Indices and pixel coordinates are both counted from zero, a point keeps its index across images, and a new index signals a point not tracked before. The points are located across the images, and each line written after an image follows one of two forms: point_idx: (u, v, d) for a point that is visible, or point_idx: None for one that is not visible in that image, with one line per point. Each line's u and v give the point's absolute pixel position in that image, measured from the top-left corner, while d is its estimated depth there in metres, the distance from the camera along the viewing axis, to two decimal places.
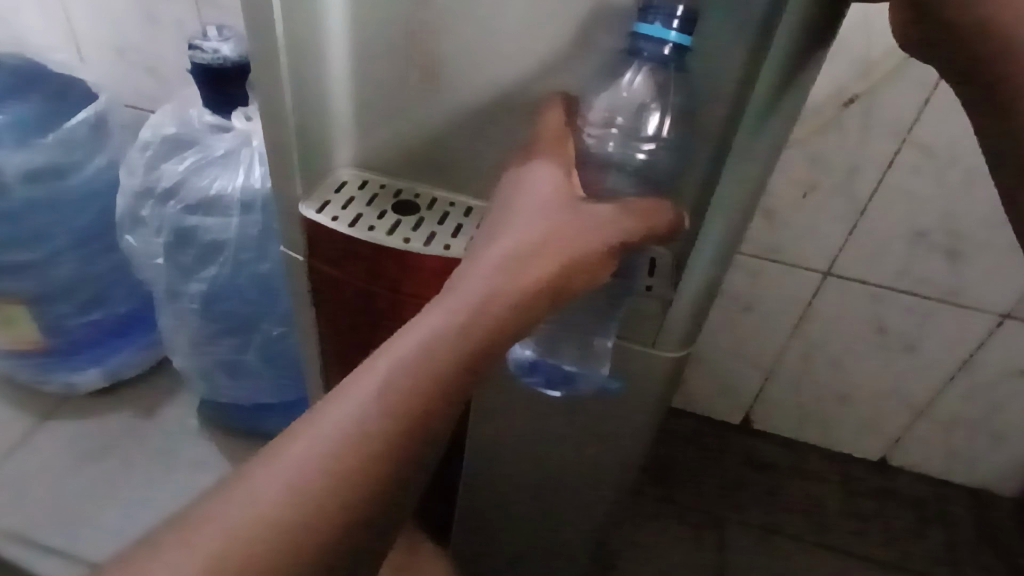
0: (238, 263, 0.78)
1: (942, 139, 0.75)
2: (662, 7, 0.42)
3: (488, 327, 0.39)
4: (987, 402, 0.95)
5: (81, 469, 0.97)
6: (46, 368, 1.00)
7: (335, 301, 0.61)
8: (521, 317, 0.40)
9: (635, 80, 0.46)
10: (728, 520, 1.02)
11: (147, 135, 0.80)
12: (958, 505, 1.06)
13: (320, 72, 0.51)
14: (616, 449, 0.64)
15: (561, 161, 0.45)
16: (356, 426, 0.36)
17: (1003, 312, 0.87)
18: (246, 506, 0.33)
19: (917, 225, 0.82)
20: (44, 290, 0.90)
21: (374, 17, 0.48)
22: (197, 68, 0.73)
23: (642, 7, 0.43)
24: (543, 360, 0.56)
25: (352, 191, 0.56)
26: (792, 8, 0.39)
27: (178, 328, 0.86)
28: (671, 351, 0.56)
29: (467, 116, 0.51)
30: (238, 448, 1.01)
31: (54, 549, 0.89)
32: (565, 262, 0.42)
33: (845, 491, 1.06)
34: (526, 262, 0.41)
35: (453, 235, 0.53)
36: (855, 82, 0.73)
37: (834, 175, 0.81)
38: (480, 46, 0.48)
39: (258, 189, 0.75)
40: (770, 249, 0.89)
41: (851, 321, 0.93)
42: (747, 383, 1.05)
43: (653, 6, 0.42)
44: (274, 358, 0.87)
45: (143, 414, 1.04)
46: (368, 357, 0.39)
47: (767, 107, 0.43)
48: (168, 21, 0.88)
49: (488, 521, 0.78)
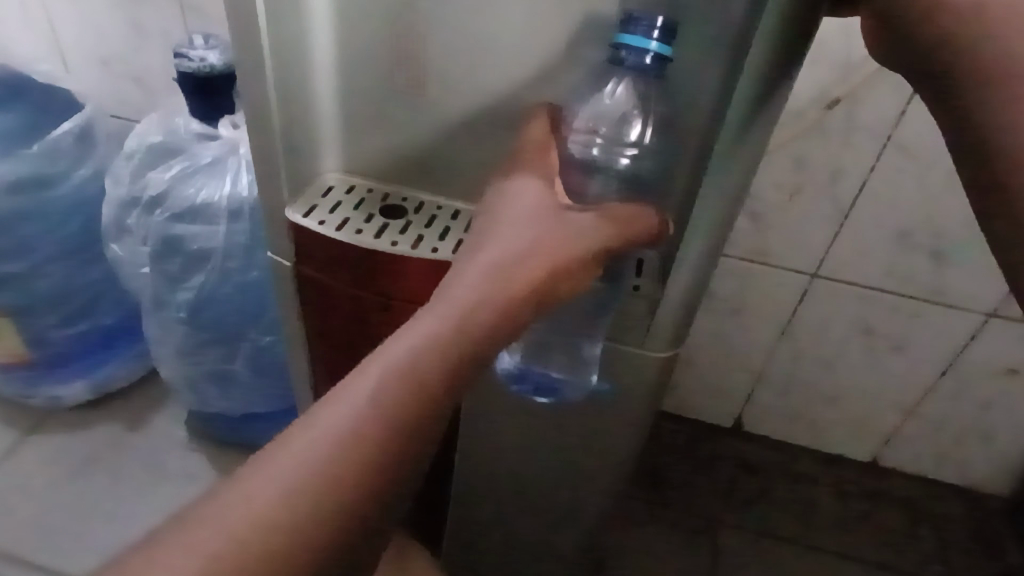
0: (226, 272, 0.78)
1: (924, 140, 0.76)
2: (642, 17, 0.42)
3: (477, 336, 0.39)
4: (975, 401, 0.96)
5: (68, 482, 0.96)
6: (33, 381, 1.00)
7: (323, 309, 0.61)
8: (509, 325, 0.40)
9: (616, 90, 0.46)
10: (721, 523, 1.01)
11: (133, 144, 0.80)
12: (949, 505, 1.06)
13: (301, 81, 0.50)
14: (605, 453, 0.64)
15: (545, 172, 0.45)
16: (349, 431, 0.35)
17: (988, 311, 0.87)
18: (238, 511, 0.33)
19: (902, 226, 0.83)
20: (29, 301, 0.89)
21: (358, 28, 0.48)
22: (182, 77, 0.73)
23: (623, 18, 0.43)
24: (529, 368, 0.58)
25: (339, 195, 0.55)
26: (768, 12, 0.39)
27: (165, 338, 0.85)
28: (660, 351, 0.56)
29: (452, 123, 0.51)
30: (228, 459, 1.01)
31: (42, 565, 0.88)
32: (552, 270, 0.42)
33: (837, 492, 1.07)
34: (515, 270, 0.41)
35: (440, 239, 0.53)
36: (838, 85, 0.74)
37: (819, 178, 0.81)
38: (462, 56, 0.48)
39: (245, 197, 0.75)
40: (758, 252, 0.89)
41: (840, 323, 0.93)
42: (738, 387, 1.05)
43: (634, 17, 0.42)
44: (264, 367, 0.86)
45: (132, 426, 1.04)
46: (358, 365, 0.38)
47: (747, 118, 0.43)
48: (154, 31, 0.88)
49: (478, 528, 0.78)
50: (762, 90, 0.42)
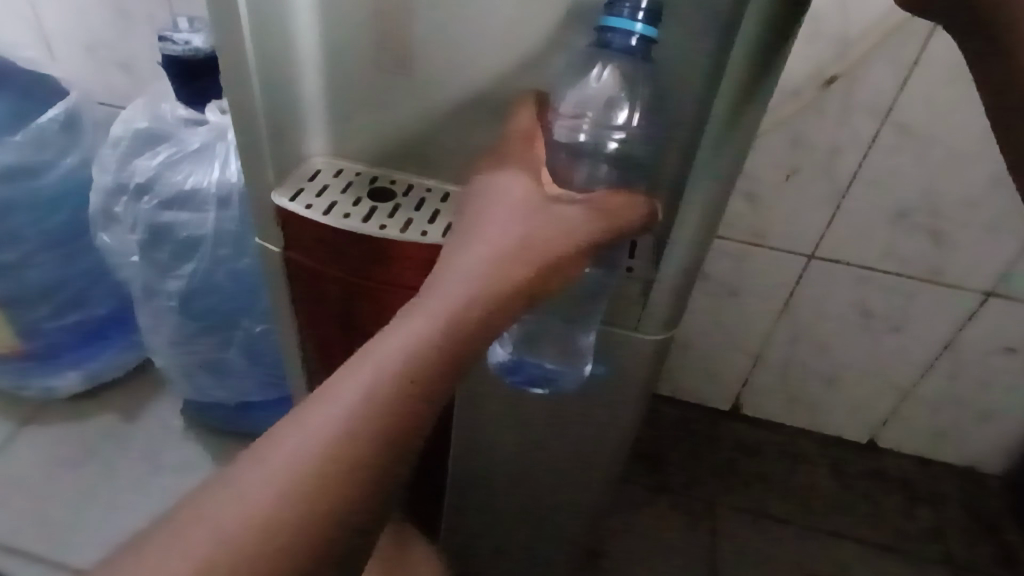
0: (217, 259, 0.77)
1: (921, 118, 0.75)
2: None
3: (468, 332, 0.39)
4: (972, 381, 0.96)
5: (65, 474, 0.96)
6: (26, 372, 0.99)
7: (314, 297, 0.60)
8: (498, 321, 0.40)
9: (603, 74, 0.45)
10: (719, 505, 1.02)
11: (118, 131, 0.78)
12: (946, 484, 1.07)
13: (285, 67, 0.49)
14: (601, 438, 0.64)
15: (530, 165, 0.45)
16: (344, 429, 0.35)
17: (986, 290, 0.87)
18: (231, 509, 0.32)
19: (900, 205, 0.82)
20: (20, 292, 0.89)
21: (343, 14, 0.47)
22: (167, 60, 0.73)
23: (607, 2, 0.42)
24: (523, 359, 0.58)
25: (326, 179, 0.55)
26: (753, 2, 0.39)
27: (157, 327, 0.85)
28: (653, 334, 0.55)
29: (442, 108, 0.50)
30: (225, 448, 1.01)
31: (42, 556, 0.88)
32: (542, 265, 0.42)
33: (835, 472, 1.07)
34: (505, 266, 0.41)
35: (430, 222, 0.52)
36: (833, 62, 0.73)
37: (815, 158, 0.80)
38: (449, 39, 0.47)
39: (234, 183, 0.74)
40: (753, 234, 0.89)
41: (838, 303, 0.93)
42: (734, 369, 1.05)
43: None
44: (258, 355, 0.86)
45: (128, 417, 1.03)
46: (348, 363, 0.38)
47: (735, 106, 0.43)
48: (139, 16, 0.87)
49: (474, 515, 0.78)
50: (753, 72, 0.41)
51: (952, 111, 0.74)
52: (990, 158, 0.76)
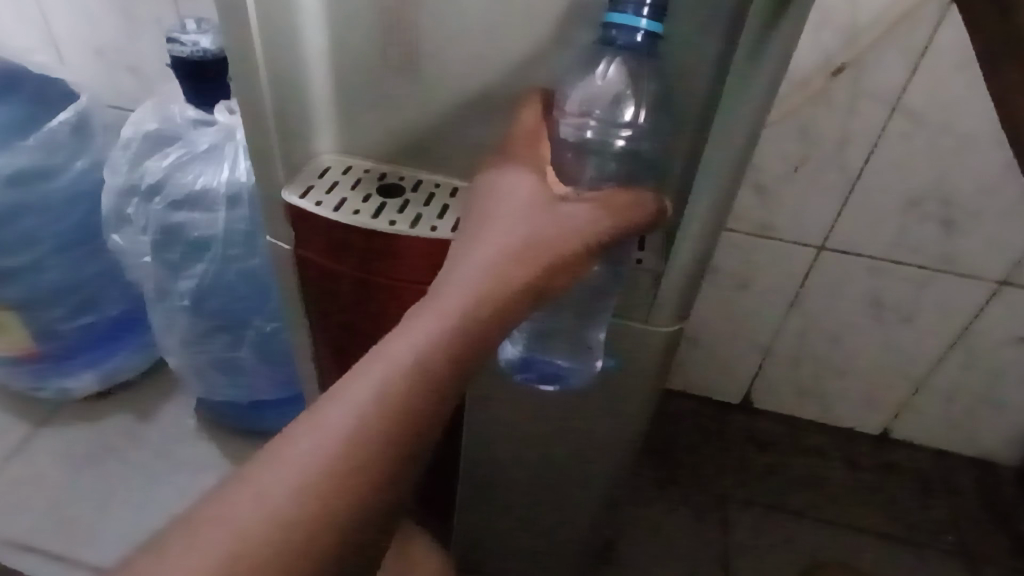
0: (227, 259, 0.78)
1: (932, 105, 0.74)
2: None
3: (476, 333, 0.39)
4: (985, 371, 0.95)
5: (80, 475, 0.97)
6: (41, 375, 1.00)
7: (324, 295, 0.61)
8: (505, 320, 0.40)
9: (608, 70, 0.45)
10: (731, 499, 1.02)
11: (129, 133, 0.79)
12: (959, 476, 1.06)
13: (291, 65, 0.50)
14: (614, 432, 0.64)
15: (535, 164, 0.45)
16: (355, 432, 0.35)
17: (1000, 279, 0.86)
18: (248, 506, 0.32)
19: (911, 194, 0.81)
20: (34, 295, 0.90)
21: (349, 12, 0.48)
22: (175, 61, 0.73)
23: None
24: (534, 356, 0.58)
25: (335, 175, 0.55)
26: None
27: (169, 327, 0.86)
28: (664, 327, 0.55)
29: (449, 106, 0.51)
30: (238, 447, 1.01)
31: (59, 554, 0.90)
32: (549, 264, 0.42)
33: (848, 465, 1.06)
34: (512, 266, 0.41)
35: (439, 217, 0.52)
36: (843, 50, 0.73)
37: (824, 149, 0.80)
38: (456, 34, 0.47)
39: (243, 182, 0.75)
40: (762, 226, 0.88)
41: (849, 295, 0.92)
42: (746, 362, 1.04)
43: None
44: (270, 354, 0.87)
45: (142, 417, 1.04)
46: (358, 363, 0.38)
47: (741, 99, 0.42)
48: (147, 17, 0.87)
49: (487, 513, 0.78)
50: (759, 64, 0.41)
51: (962, 98, 0.73)
52: (1002, 145, 0.76)
